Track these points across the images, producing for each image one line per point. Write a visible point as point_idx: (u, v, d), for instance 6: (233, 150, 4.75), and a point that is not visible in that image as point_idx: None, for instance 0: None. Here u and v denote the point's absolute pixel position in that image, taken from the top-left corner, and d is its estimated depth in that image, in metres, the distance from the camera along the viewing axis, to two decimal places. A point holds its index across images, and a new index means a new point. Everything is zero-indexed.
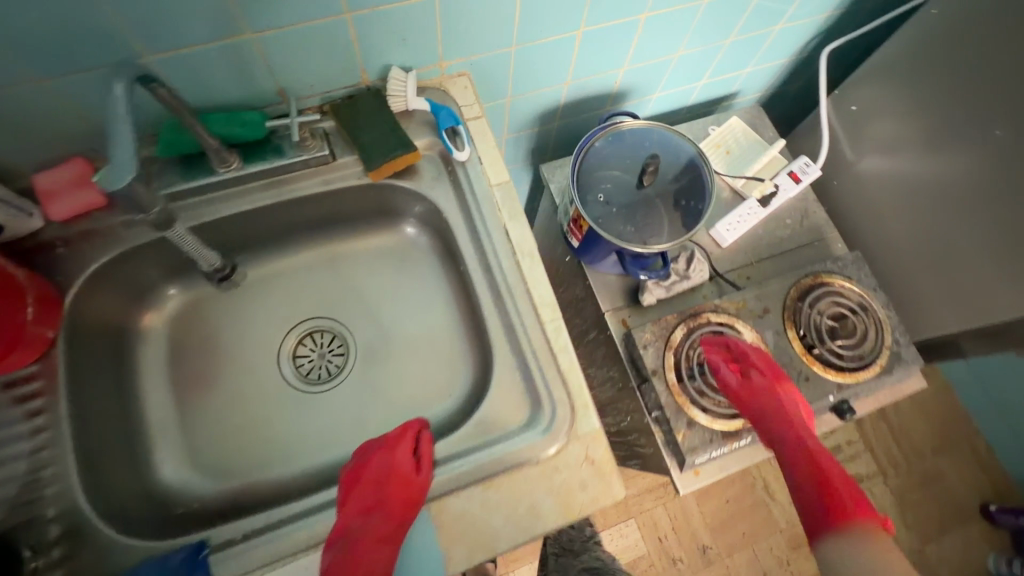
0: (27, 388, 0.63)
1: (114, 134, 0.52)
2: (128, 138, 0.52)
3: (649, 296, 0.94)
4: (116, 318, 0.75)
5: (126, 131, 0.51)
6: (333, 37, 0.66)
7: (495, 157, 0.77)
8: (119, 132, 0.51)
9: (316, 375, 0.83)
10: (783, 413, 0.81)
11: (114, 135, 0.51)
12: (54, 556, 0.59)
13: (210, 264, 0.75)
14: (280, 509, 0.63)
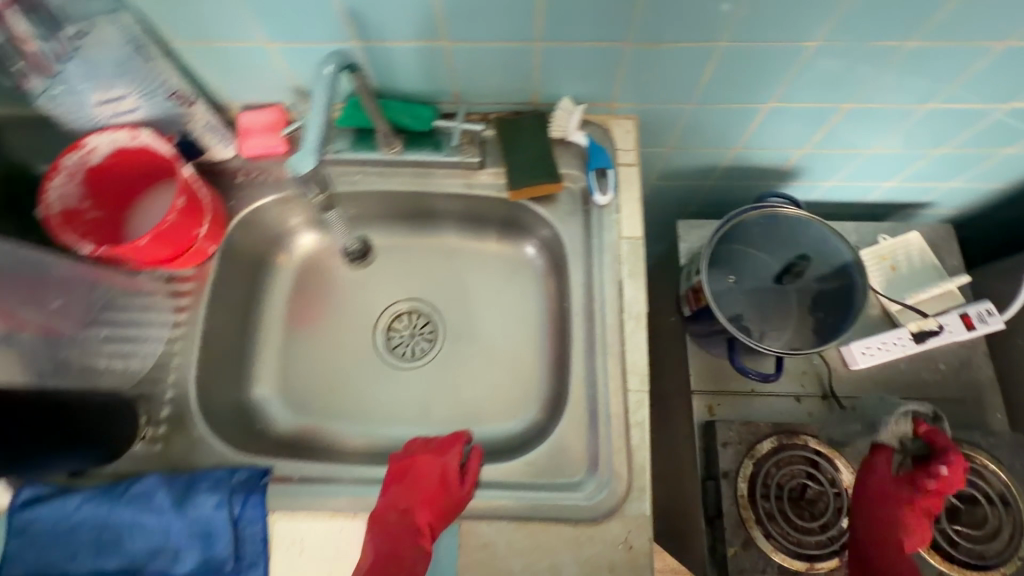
0: (183, 286, 0.75)
1: (307, 127, 0.56)
2: (319, 131, 0.55)
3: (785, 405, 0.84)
4: (262, 247, 0.85)
5: (318, 124, 0.56)
6: (519, 60, 0.68)
7: (635, 209, 0.75)
8: (312, 124, 0.56)
9: (401, 353, 0.88)
10: (881, 498, 0.76)
11: (307, 128, 0.56)
12: (156, 433, 0.69)
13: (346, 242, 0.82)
14: (333, 467, 0.69)
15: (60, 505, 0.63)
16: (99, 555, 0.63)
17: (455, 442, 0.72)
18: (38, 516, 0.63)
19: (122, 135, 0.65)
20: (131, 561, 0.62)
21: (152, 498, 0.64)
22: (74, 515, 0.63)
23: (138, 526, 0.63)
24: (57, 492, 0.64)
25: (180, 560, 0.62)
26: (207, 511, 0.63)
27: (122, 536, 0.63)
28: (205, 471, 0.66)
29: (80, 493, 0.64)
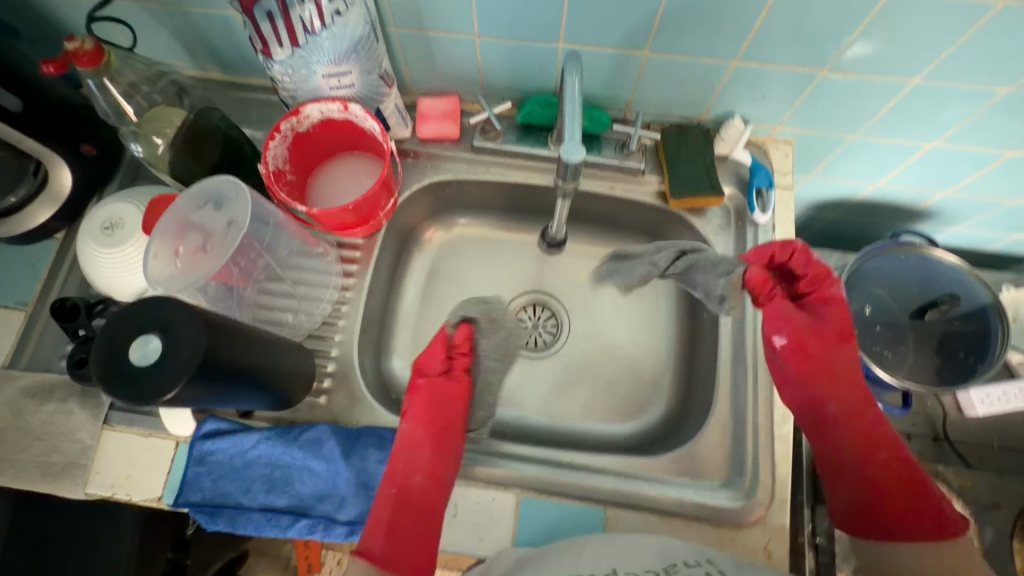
0: (351, 253, 0.80)
1: (564, 120, 0.56)
2: (578, 124, 0.56)
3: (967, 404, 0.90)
4: (412, 226, 0.90)
5: (579, 118, 0.56)
6: (706, 76, 0.72)
7: (791, 231, 0.77)
8: (570, 115, 0.56)
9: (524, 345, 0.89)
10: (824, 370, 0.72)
11: (567, 116, 0.56)
12: (323, 386, 0.73)
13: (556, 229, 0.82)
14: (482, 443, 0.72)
15: (238, 439, 0.68)
16: (270, 492, 0.67)
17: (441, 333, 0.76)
18: (216, 447, 0.68)
19: (334, 106, 0.70)
20: (295, 502, 0.66)
21: (323, 445, 0.68)
22: (251, 452, 0.68)
23: (306, 471, 0.67)
24: (236, 428, 0.69)
25: (342, 509, 0.66)
26: (371, 466, 0.67)
27: (292, 477, 0.67)
28: (367, 428, 0.70)
29: (258, 432, 0.68)
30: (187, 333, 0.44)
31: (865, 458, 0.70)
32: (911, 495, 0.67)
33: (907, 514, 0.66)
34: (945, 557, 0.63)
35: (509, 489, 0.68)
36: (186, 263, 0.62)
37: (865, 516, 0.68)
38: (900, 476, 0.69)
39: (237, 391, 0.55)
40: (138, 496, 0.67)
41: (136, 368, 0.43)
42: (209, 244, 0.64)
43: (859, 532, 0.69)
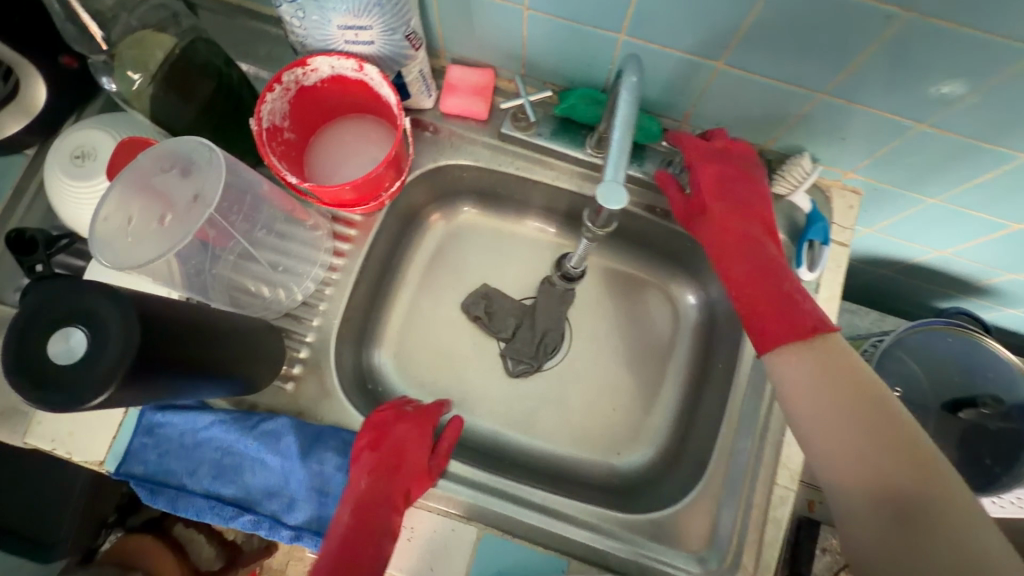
0: (347, 230, 0.72)
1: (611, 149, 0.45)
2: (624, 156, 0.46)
3: None
4: (420, 206, 0.81)
5: (627, 148, 0.46)
6: (782, 102, 0.61)
7: (837, 294, 0.68)
8: (615, 143, 0.46)
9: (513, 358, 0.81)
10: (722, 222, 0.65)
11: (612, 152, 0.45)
12: (292, 372, 0.67)
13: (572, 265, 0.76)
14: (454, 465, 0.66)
15: (191, 417, 0.63)
16: (217, 479, 0.62)
17: (430, 414, 0.66)
18: (166, 420, 0.63)
19: (349, 64, 0.60)
20: (241, 495, 0.62)
21: (280, 440, 0.62)
22: (203, 433, 0.63)
23: (258, 464, 0.62)
24: (191, 404, 0.64)
25: (290, 512, 0.61)
26: (329, 471, 0.62)
27: (243, 468, 0.62)
28: (332, 427, 0.65)
29: (213, 413, 0.63)
30: (116, 332, 0.37)
31: (772, 281, 0.61)
32: (790, 306, 0.59)
33: (780, 322, 0.58)
34: (818, 365, 0.54)
35: (471, 522, 0.63)
36: (133, 235, 0.53)
37: (769, 336, 0.58)
38: (774, 287, 0.61)
39: (188, 386, 0.49)
40: (78, 456, 0.63)
41: (50, 365, 0.36)
42: (165, 216, 0.54)
43: (779, 377, 0.57)
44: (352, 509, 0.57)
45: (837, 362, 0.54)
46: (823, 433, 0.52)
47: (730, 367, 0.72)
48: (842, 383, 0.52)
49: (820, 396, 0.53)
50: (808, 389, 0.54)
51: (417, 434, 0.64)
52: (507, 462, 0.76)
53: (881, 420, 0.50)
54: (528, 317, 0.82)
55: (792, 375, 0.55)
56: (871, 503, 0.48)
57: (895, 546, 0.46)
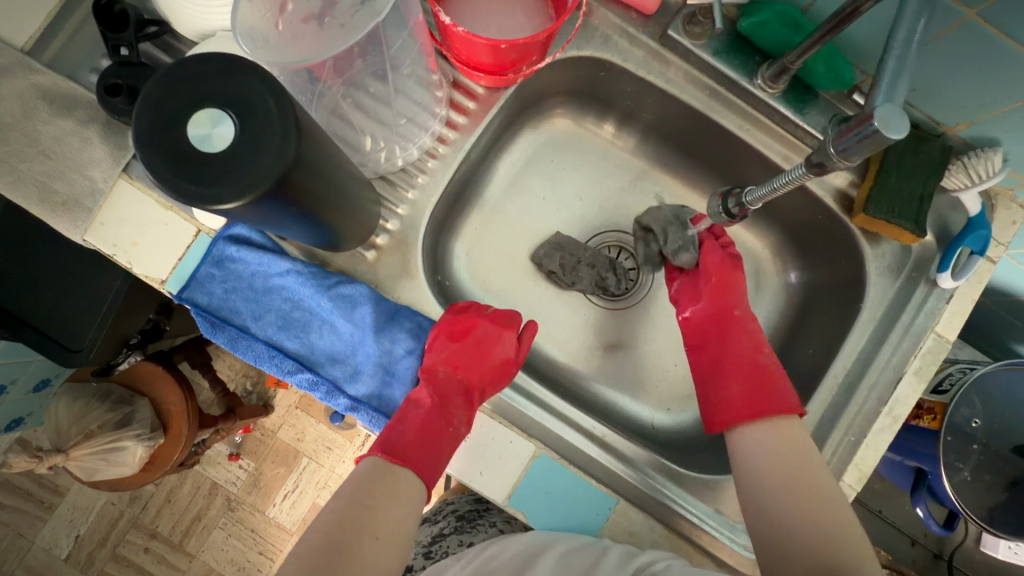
0: (466, 101, 0.64)
1: (884, 76, 0.42)
2: (899, 94, 0.42)
3: (991, 544, 0.80)
4: (538, 99, 0.73)
5: (902, 81, 0.42)
6: (1014, 84, 0.52)
7: (968, 310, 0.63)
8: (889, 75, 0.42)
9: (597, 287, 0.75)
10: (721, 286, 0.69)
11: (889, 73, 0.42)
12: (375, 241, 0.61)
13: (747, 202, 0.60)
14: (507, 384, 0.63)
15: (262, 258, 0.58)
16: (281, 330, 0.58)
17: (511, 324, 0.63)
18: (237, 255, 0.58)
19: None
20: (302, 353, 0.58)
21: (355, 308, 0.58)
22: (276, 280, 0.58)
23: (325, 326, 0.58)
24: (268, 246, 0.59)
25: (349, 381, 0.58)
26: (397, 351, 0.59)
27: (311, 326, 0.58)
28: (408, 309, 0.60)
29: (290, 261, 0.58)
30: (271, 137, 0.31)
31: (754, 350, 0.64)
32: (775, 382, 0.61)
33: (753, 394, 0.61)
34: (783, 431, 0.57)
35: (530, 439, 0.61)
36: (290, 32, 0.43)
37: (741, 408, 0.61)
38: (755, 367, 0.63)
39: (288, 219, 0.43)
40: (138, 268, 0.58)
41: (191, 148, 0.30)
42: (328, 16, 0.43)
43: (742, 441, 0.59)
44: (428, 390, 0.57)
45: (788, 437, 0.57)
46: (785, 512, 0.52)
47: (824, 354, 0.68)
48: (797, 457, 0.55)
49: (781, 463, 0.55)
50: (765, 452, 0.56)
51: (493, 336, 0.61)
52: (561, 389, 0.73)
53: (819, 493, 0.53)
54: (610, 271, 0.75)
55: (755, 440, 0.58)
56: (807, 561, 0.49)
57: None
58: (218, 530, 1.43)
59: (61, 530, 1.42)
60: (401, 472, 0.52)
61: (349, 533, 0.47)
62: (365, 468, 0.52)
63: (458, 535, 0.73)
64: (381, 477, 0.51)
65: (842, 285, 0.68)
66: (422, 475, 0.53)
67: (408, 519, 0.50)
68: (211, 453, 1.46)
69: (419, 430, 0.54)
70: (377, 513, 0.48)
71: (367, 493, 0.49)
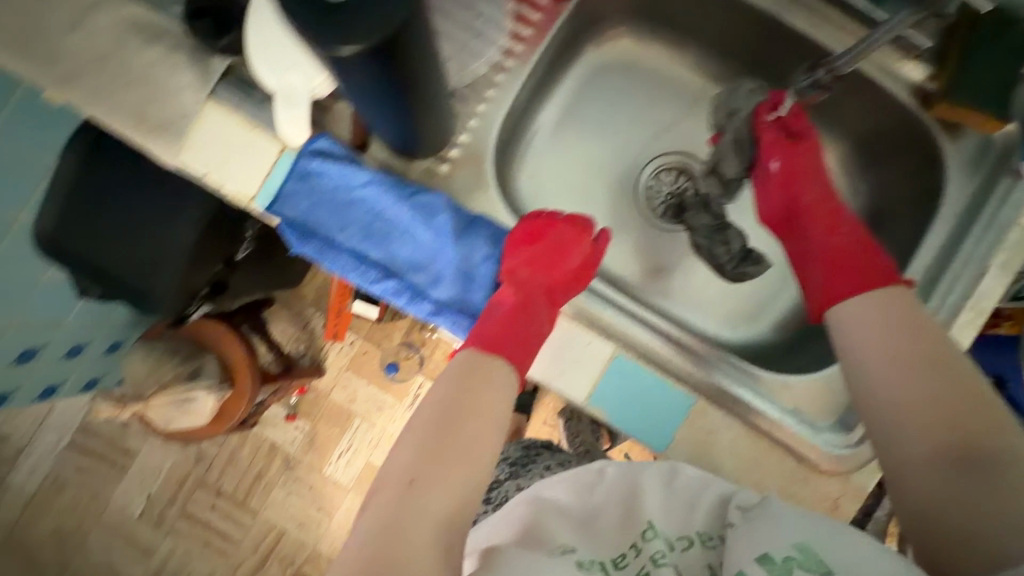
0: (530, 14, 0.64)
1: None
2: None
3: None
4: (596, 18, 0.73)
5: None
6: None
7: None
8: None
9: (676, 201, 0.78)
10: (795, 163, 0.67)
11: None
12: (448, 155, 0.63)
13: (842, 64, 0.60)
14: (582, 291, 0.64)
15: (345, 169, 0.60)
16: (365, 240, 0.60)
17: (587, 230, 0.63)
18: (320, 168, 0.60)
19: None
20: (386, 261, 0.60)
21: (434, 216, 0.60)
22: (358, 191, 0.60)
23: (407, 234, 0.60)
24: (347, 159, 0.61)
25: (431, 286, 0.60)
26: (475, 257, 0.61)
27: (393, 235, 0.60)
28: (484, 218, 0.62)
29: (370, 172, 0.60)
30: (386, 1, 0.35)
31: (829, 234, 0.63)
32: (862, 259, 0.59)
33: (846, 275, 0.59)
34: (883, 305, 0.55)
35: (608, 341, 0.61)
36: None
37: (830, 289, 0.59)
38: (841, 249, 0.61)
39: (385, 102, 0.47)
40: (229, 186, 0.61)
41: (334, 6, 0.35)
42: None
43: (845, 317, 0.57)
44: (511, 291, 0.59)
45: (901, 335, 0.52)
46: (906, 421, 0.49)
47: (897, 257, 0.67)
48: (912, 357, 0.51)
49: (894, 357, 0.51)
50: (881, 360, 0.52)
51: (571, 243, 0.62)
52: None
53: (949, 390, 0.48)
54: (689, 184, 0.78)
55: (853, 317, 0.56)
56: (936, 435, 0.47)
57: (974, 490, 0.43)
58: (280, 487, 1.49)
59: (135, 489, 1.50)
60: (494, 362, 0.54)
61: (452, 414, 0.49)
62: (460, 359, 0.54)
63: (515, 481, 0.73)
64: (477, 367, 0.53)
65: (915, 188, 0.67)
66: (512, 367, 0.55)
67: (505, 404, 0.52)
68: (269, 415, 1.52)
69: (507, 325, 0.56)
70: (478, 396, 0.51)
71: (464, 380, 0.52)
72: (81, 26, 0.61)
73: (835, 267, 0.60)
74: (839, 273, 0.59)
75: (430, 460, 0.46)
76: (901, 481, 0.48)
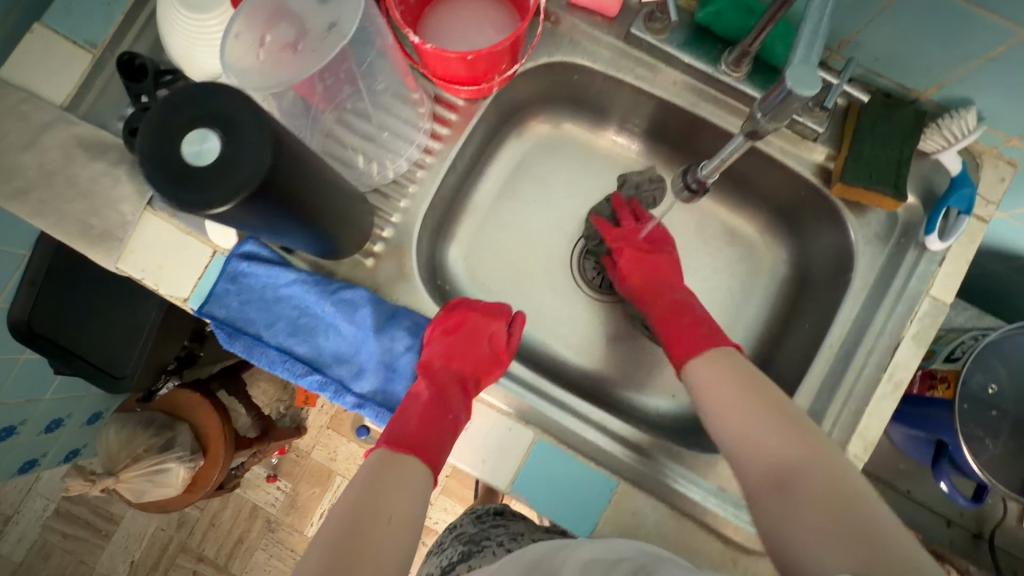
0: (447, 114, 0.69)
1: (802, 31, 0.40)
2: (816, 53, 0.40)
3: None
4: (519, 107, 0.77)
5: (820, 40, 0.40)
6: (970, 40, 0.53)
7: (962, 272, 0.62)
8: (808, 32, 0.40)
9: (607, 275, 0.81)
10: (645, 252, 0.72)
11: (810, 27, 0.40)
12: (373, 249, 0.66)
13: (704, 174, 0.62)
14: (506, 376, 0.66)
15: (270, 270, 0.63)
16: (291, 335, 0.63)
17: (503, 316, 0.66)
18: (247, 269, 0.63)
19: None
20: (311, 355, 0.63)
21: (357, 310, 0.62)
22: (284, 289, 0.63)
23: (330, 329, 0.63)
24: (275, 260, 0.64)
25: (354, 378, 0.62)
26: (396, 348, 0.63)
27: (318, 330, 0.63)
28: (406, 310, 0.64)
29: (295, 271, 0.63)
30: (252, 149, 0.36)
31: (677, 314, 0.64)
32: (705, 330, 0.61)
33: (690, 342, 0.60)
34: (717, 363, 0.56)
35: (529, 426, 0.63)
36: (269, 58, 0.47)
37: (679, 352, 0.60)
38: (685, 321, 0.63)
39: (287, 227, 0.50)
40: (165, 288, 0.64)
41: (186, 167, 0.35)
42: (300, 43, 0.47)
43: (692, 379, 0.57)
44: (427, 383, 0.61)
45: (743, 376, 0.54)
46: (755, 457, 0.49)
47: (819, 327, 0.68)
48: (746, 394, 0.52)
49: (738, 396, 0.52)
50: (725, 398, 0.53)
51: (487, 330, 0.64)
52: (563, 380, 0.76)
53: (790, 424, 0.49)
54: None
55: (705, 380, 0.55)
56: (765, 476, 0.47)
57: (797, 519, 0.44)
58: (261, 550, 1.48)
59: (117, 557, 1.50)
60: (406, 460, 0.55)
61: (364, 517, 0.49)
62: (372, 461, 0.54)
63: (469, 561, 0.69)
64: (389, 466, 0.54)
65: (833, 259, 0.69)
66: (428, 462, 0.56)
67: (416, 502, 0.52)
68: (251, 476, 1.52)
69: (420, 421, 0.57)
70: (389, 495, 0.51)
71: (377, 483, 0.52)
72: (32, 146, 0.65)
73: (682, 337, 0.61)
74: (684, 342, 0.60)
75: (335, 571, 0.45)
76: (755, 522, 0.48)
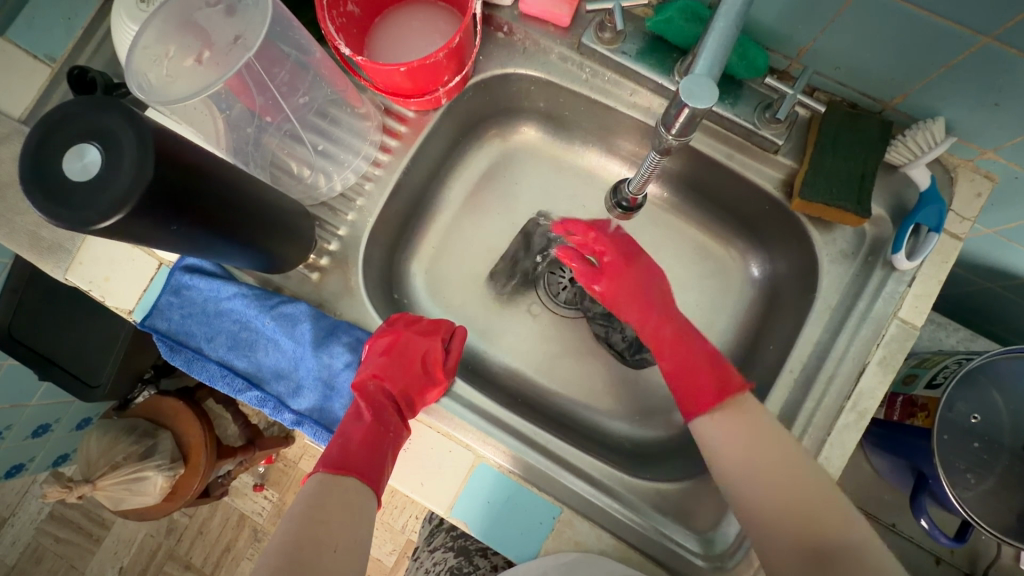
0: (397, 127, 0.68)
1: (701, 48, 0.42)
2: (717, 68, 0.41)
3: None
4: (478, 119, 0.76)
5: (721, 57, 0.41)
6: (927, 48, 0.50)
7: (935, 291, 0.58)
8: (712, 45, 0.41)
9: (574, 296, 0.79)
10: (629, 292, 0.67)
11: (711, 36, 0.41)
12: (318, 263, 0.65)
13: (631, 189, 0.61)
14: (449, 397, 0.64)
15: (212, 284, 0.62)
16: (231, 350, 0.62)
17: (438, 333, 0.66)
18: (189, 283, 0.62)
19: None
20: (250, 370, 0.62)
21: (296, 326, 0.61)
22: (225, 303, 0.62)
23: (269, 344, 0.62)
24: (219, 273, 0.64)
25: (293, 394, 0.62)
26: (335, 364, 0.62)
27: (257, 345, 0.62)
28: (348, 326, 0.63)
29: (237, 285, 0.62)
30: (131, 159, 0.35)
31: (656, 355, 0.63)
32: (709, 373, 0.58)
33: (695, 384, 0.59)
34: (737, 425, 0.54)
35: (470, 449, 0.61)
36: (172, 68, 0.51)
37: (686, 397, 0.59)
38: (683, 355, 0.61)
39: (216, 248, 0.48)
40: (110, 301, 0.64)
41: (66, 181, 0.35)
42: (206, 54, 0.51)
43: (702, 433, 0.56)
44: (365, 404, 0.59)
45: (754, 433, 0.53)
46: (777, 522, 0.48)
47: (784, 350, 0.64)
48: (766, 451, 0.51)
49: (754, 459, 0.51)
50: (739, 456, 0.52)
51: (422, 347, 0.63)
52: (520, 398, 0.74)
53: (812, 490, 0.48)
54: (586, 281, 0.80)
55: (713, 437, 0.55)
56: (787, 542, 0.47)
57: None
58: (246, 560, 1.47)
59: (106, 562, 1.50)
60: (346, 482, 0.53)
61: (308, 549, 0.46)
62: (312, 487, 0.51)
63: None
64: (328, 490, 0.52)
65: (800, 275, 0.65)
66: (368, 480, 0.54)
67: (362, 532, 0.50)
68: (238, 485, 1.51)
69: (359, 443, 0.56)
70: (333, 525, 0.48)
71: (318, 509, 0.49)
72: None
73: (690, 376, 0.59)
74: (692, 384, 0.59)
75: None
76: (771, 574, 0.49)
